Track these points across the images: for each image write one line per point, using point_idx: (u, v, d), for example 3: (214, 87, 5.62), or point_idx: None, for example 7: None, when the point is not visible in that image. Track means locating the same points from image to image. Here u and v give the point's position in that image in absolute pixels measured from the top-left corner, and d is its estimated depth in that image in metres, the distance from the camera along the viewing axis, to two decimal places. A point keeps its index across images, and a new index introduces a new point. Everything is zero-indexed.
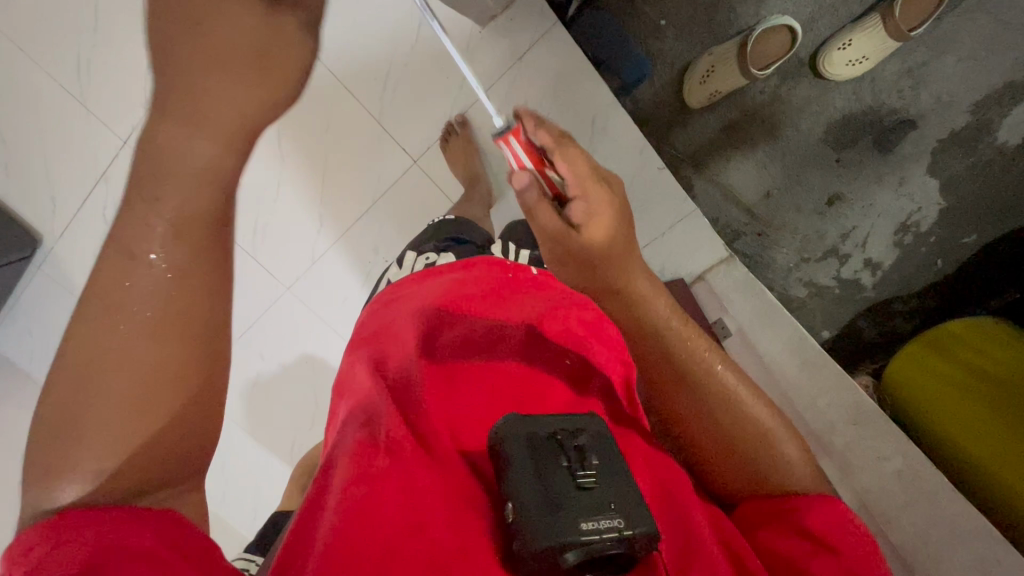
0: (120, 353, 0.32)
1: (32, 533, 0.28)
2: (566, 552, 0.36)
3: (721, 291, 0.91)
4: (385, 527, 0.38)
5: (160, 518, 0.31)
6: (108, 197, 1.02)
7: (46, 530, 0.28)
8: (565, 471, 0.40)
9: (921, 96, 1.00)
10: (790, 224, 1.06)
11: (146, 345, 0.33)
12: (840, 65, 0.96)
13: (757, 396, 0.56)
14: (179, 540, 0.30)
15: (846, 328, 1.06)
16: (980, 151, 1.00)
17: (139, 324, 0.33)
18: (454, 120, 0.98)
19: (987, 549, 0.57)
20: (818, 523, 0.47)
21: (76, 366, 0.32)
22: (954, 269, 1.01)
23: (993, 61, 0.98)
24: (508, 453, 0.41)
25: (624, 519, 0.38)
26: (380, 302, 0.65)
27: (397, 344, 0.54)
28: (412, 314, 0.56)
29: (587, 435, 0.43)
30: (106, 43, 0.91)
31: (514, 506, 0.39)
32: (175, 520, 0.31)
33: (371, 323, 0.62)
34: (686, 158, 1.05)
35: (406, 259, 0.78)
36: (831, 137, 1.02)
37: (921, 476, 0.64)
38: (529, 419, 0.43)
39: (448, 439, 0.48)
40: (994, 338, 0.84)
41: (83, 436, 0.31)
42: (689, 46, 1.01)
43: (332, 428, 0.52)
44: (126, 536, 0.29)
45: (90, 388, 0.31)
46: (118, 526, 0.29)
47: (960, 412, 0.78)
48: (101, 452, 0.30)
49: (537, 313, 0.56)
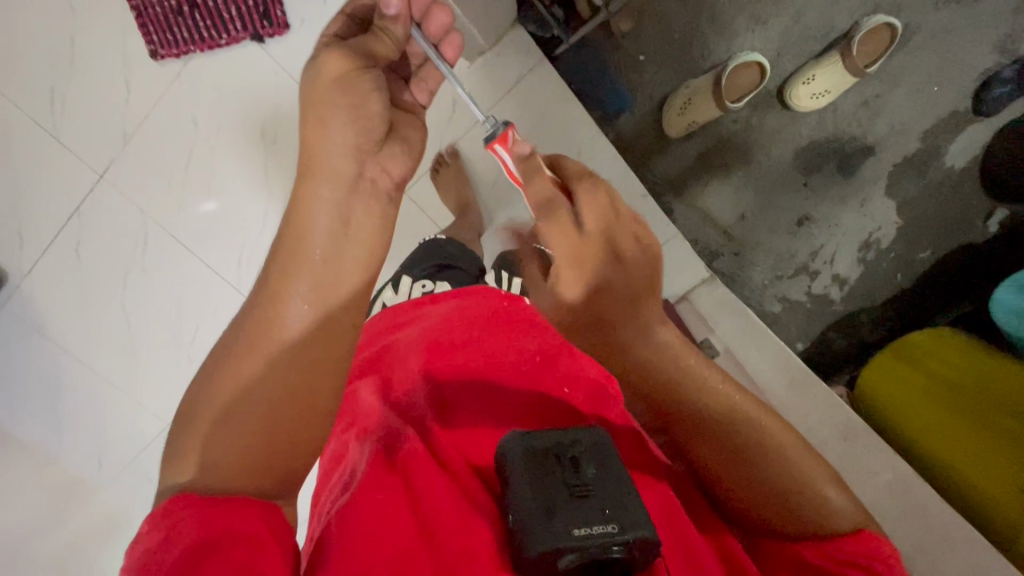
0: (245, 392, 0.43)
1: (164, 506, 0.38)
2: (561, 556, 0.37)
3: (706, 311, 0.95)
4: (397, 534, 0.41)
5: (254, 511, 0.39)
6: (81, 232, 0.98)
7: (173, 507, 0.37)
8: (560, 482, 0.40)
9: (877, 124, 1.08)
10: (764, 244, 1.11)
11: (255, 390, 0.43)
12: (805, 97, 1.03)
13: (793, 437, 0.48)
14: (267, 529, 0.39)
15: (819, 340, 1.13)
16: (930, 173, 1.08)
17: (254, 372, 0.43)
18: (444, 151, 0.99)
19: (976, 554, 0.61)
20: (832, 557, 0.43)
21: (214, 391, 0.43)
22: (911, 283, 1.10)
23: (940, 93, 1.06)
24: (506, 470, 0.41)
25: (618, 525, 0.38)
26: (375, 329, 0.61)
27: (402, 375, 0.55)
28: (416, 347, 0.56)
29: (583, 445, 0.42)
30: (82, 79, 0.90)
31: (511, 512, 0.39)
32: (263, 513, 0.39)
33: (367, 345, 0.59)
34: (665, 184, 1.10)
35: (402, 283, 0.78)
36: (798, 162, 1.09)
37: (911, 488, 0.68)
38: (527, 433, 0.43)
39: (458, 458, 0.50)
40: (953, 347, 0.91)
41: (216, 434, 0.41)
42: (666, 78, 1.06)
43: (333, 455, 0.52)
44: (228, 524, 0.37)
45: (226, 415, 0.42)
46: (222, 513, 0.37)
47: (928, 419, 0.83)
48: (227, 445, 0.41)
49: (532, 347, 0.58)
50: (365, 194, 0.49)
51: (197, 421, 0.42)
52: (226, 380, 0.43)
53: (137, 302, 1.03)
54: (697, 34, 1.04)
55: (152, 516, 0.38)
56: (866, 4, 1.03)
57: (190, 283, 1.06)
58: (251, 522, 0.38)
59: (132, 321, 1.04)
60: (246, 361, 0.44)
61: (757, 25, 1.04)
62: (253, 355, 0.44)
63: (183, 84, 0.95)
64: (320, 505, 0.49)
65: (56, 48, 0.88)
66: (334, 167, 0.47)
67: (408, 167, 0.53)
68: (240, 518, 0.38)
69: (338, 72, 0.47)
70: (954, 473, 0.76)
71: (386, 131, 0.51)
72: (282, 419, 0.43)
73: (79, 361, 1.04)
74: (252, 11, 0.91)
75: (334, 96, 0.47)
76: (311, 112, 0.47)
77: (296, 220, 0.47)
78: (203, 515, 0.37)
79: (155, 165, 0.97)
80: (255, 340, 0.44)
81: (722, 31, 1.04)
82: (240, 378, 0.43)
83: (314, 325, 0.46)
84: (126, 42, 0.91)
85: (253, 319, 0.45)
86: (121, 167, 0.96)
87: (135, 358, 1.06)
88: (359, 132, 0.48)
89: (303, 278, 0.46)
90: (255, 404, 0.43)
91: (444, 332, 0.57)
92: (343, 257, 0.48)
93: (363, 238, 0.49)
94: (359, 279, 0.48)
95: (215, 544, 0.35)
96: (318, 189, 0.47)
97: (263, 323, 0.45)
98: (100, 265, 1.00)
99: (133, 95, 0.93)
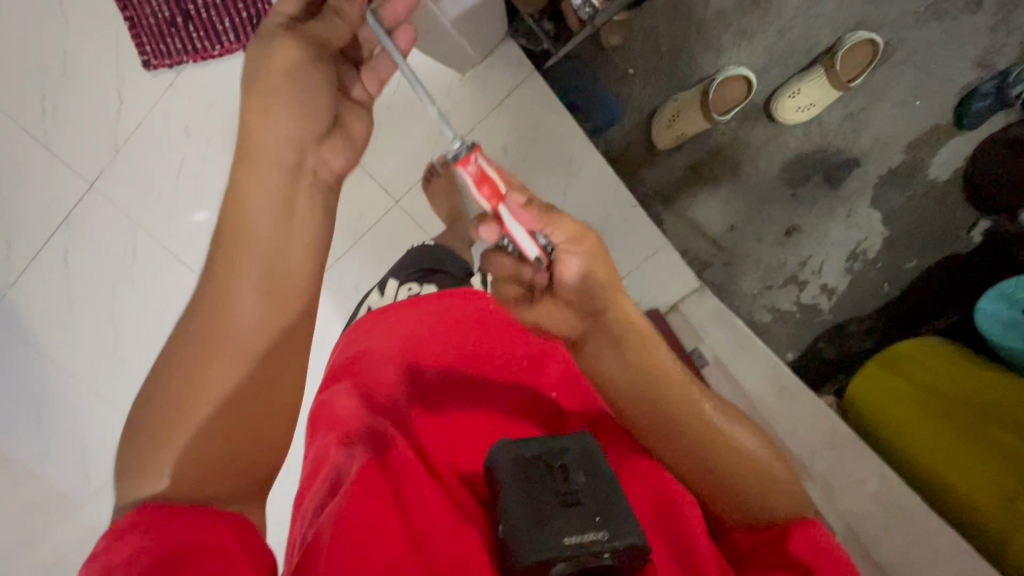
0: (209, 396, 0.44)
1: (127, 519, 0.37)
2: (554, 565, 0.36)
3: (695, 321, 0.95)
4: (388, 543, 0.39)
5: (223, 522, 0.39)
6: (70, 241, 0.98)
7: (135, 521, 0.37)
8: (550, 490, 0.39)
9: (862, 137, 1.10)
10: (753, 255, 1.13)
11: (226, 394, 0.44)
12: (791, 110, 1.05)
13: (756, 435, 0.50)
14: (238, 539, 0.38)
15: (809, 349, 1.14)
16: (915, 185, 1.10)
17: (221, 378, 0.44)
18: (435, 163, 0.98)
19: (965, 561, 0.62)
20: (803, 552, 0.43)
21: (171, 399, 0.43)
22: (897, 292, 1.12)
23: (923, 107, 1.08)
24: (498, 476, 0.41)
25: (610, 531, 0.37)
26: (354, 334, 0.61)
27: (382, 379, 0.54)
28: (394, 354, 0.57)
29: (573, 453, 0.42)
30: (74, 90, 0.92)
31: (503, 523, 0.39)
32: (233, 523, 0.39)
33: (345, 353, 0.59)
34: (656, 196, 1.11)
35: (388, 286, 0.78)
36: (785, 174, 1.10)
37: (897, 495, 0.69)
38: (517, 441, 0.43)
39: (446, 462, 0.50)
40: (941, 358, 0.92)
41: (180, 438, 0.42)
42: (655, 92, 1.08)
43: (316, 455, 0.51)
44: (198, 534, 0.37)
45: (184, 422, 0.42)
46: (192, 524, 0.37)
47: (916, 429, 0.84)
48: (192, 449, 0.42)
49: (515, 351, 0.58)
50: (308, 184, 0.48)
51: (156, 430, 0.42)
52: (184, 384, 0.43)
53: (124, 313, 1.02)
54: (685, 49, 1.06)
55: (115, 530, 0.37)
56: (849, 20, 1.06)
57: (173, 296, 1.02)
58: (222, 533, 0.38)
59: (119, 332, 1.02)
60: (199, 364, 0.44)
61: (743, 40, 1.06)
62: (205, 357, 0.44)
63: (175, 95, 0.95)
64: (299, 514, 0.48)
65: (50, 60, 0.90)
66: (275, 158, 0.46)
67: (352, 159, 0.50)
68: (207, 530, 0.37)
69: (290, 61, 0.45)
70: (943, 483, 0.76)
71: (331, 122, 0.48)
72: (243, 413, 0.45)
73: (65, 370, 1.03)
74: (245, 23, 0.90)
75: (274, 90, 0.45)
76: (251, 102, 0.45)
77: (236, 211, 0.46)
78: (171, 526, 0.36)
79: (144, 174, 0.97)
80: (216, 341, 0.45)
81: (709, 45, 1.06)
82: (207, 381, 0.44)
83: (279, 323, 0.48)
84: (119, 53, 0.92)
85: (207, 321, 0.45)
86: (110, 177, 0.96)
87: (121, 370, 1.04)
88: (303, 120, 0.46)
89: (258, 280, 0.46)
90: (217, 404, 0.44)
91: (421, 337, 0.58)
92: (292, 251, 0.48)
93: (309, 230, 0.49)
94: (312, 273, 0.49)
95: (184, 552, 0.35)
96: (261, 176, 0.46)
97: (221, 326, 0.45)
98: (88, 274, 0.99)
99: (123, 105, 0.94)
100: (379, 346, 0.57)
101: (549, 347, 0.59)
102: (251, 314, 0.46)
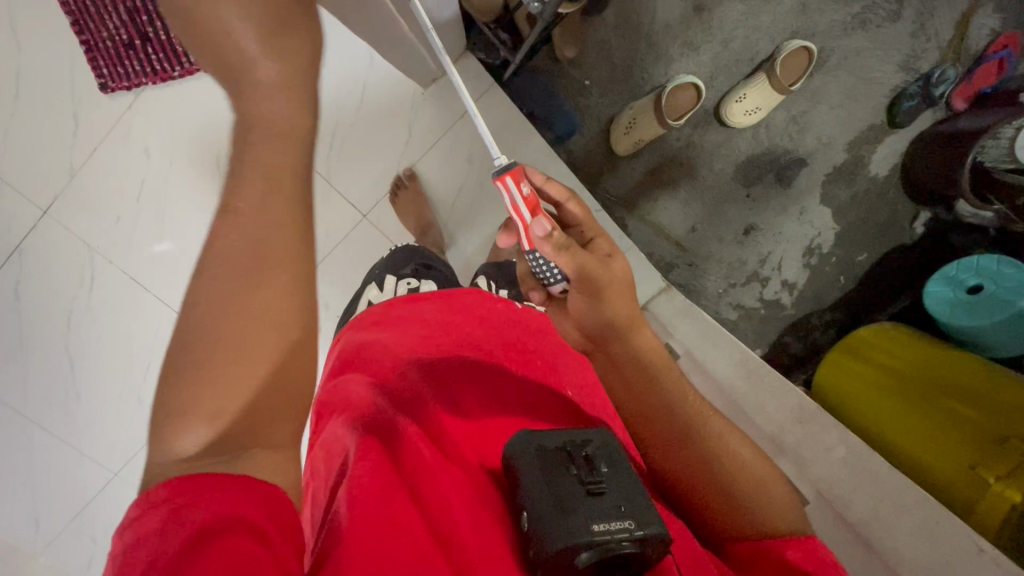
0: (224, 312, 0.39)
1: (166, 486, 0.32)
2: (580, 552, 0.36)
3: (664, 317, 0.97)
4: (413, 535, 0.39)
5: (257, 497, 0.33)
6: (20, 272, 0.94)
7: (168, 493, 0.32)
8: (575, 478, 0.40)
9: (807, 138, 1.16)
10: (715, 254, 1.17)
11: (239, 312, 0.39)
12: (739, 114, 1.10)
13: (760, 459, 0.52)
14: (271, 517, 0.33)
15: (777, 345, 1.17)
16: (858, 181, 1.17)
17: (229, 296, 0.40)
18: (402, 174, 1.00)
19: (927, 513, 0.64)
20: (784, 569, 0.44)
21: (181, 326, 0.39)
22: (853, 284, 1.17)
23: (856, 108, 1.16)
24: (519, 468, 0.42)
25: (634, 519, 0.38)
26: (359, 326, 0.62)
27: (393, 365, 0.54)
28: (408, 342, 0.57)
29: (595, 445, 0.43)
30: (27, 115, 0.91)
31: (526, 516, 0.39)
32: (267, 499, 0.33)
33: (352, 339, 0.60)
34: (619, 201, 1.14)
35: (387, 282, 0.83)
36: (739, 176, 1.16)
37: (863, 459, 0.71)
38: (539, 433, 0.44)
39: (467, 452, 0.50)
40: (896, 339, 0.97)
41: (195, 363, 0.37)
42: (612, 101, 1.12)
43: (330, 441, 0.50)
44: (230, 511, 0.31)
45: (201, 334, 0.38)
46: (224, 500, 0.32)
47: (885, 410, 0.86)
48: (205, 379, 0.37)
49: (533, 349, 0.61)
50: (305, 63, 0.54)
51: (175, 352, 0.38)
52: (198, 298, 0.40)
53: (81, 344, 0.97)
54: (637, 60, 1.12)
55: (148, 498, 0.32)
56: (785, 30, 1.14)
57: (138, 323, 0.99)
58: (252, 505, 0.32)
59: (75, 364, 0.97)
60: (208, 275, 0.41)
61: (690, 51, 1.13)
62: (233, 287, 0.40)
63: (134, 116, 0.94)
64: (312, 507, 0.48)
65: (2, 85, 0.89)
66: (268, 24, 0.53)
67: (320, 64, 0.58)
68: (242, 501, 0.32)
69: None
70: (916, 459, 0.78)
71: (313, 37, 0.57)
72: (257, 325, 0.39)
73: (12, 410, 0.96)
74: None
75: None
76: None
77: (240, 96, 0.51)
78: (200, 499, 0.31)
79: (102, 199, 0.95)
80: (223, 256, 0.41)
81: (660, 56, 1.12)
82: (217, 304, 0.39)
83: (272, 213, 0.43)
84: (72, 79, 0.91)
85: (213, 242, 0.42)
86: (65, 203, 0.94)
87: (78, 407, 0.98)
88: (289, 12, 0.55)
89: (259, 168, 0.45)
90: (222, 307, 0.39)
91: (436, 332, 0.59)
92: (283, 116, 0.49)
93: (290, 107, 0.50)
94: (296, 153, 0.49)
95: (217, 530, 0.30)
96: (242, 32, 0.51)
97: (228, 233, 0.42)
98: (41, 304, 0.95)
99: (79, 129, 0.93)
100: (392, 333, 0.59)
101: (553, 349, 0.63)
102: (253, 208, 0.43)
